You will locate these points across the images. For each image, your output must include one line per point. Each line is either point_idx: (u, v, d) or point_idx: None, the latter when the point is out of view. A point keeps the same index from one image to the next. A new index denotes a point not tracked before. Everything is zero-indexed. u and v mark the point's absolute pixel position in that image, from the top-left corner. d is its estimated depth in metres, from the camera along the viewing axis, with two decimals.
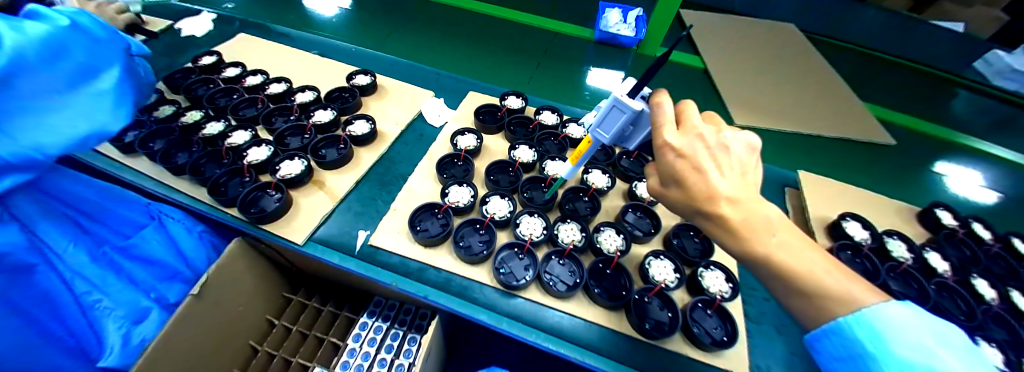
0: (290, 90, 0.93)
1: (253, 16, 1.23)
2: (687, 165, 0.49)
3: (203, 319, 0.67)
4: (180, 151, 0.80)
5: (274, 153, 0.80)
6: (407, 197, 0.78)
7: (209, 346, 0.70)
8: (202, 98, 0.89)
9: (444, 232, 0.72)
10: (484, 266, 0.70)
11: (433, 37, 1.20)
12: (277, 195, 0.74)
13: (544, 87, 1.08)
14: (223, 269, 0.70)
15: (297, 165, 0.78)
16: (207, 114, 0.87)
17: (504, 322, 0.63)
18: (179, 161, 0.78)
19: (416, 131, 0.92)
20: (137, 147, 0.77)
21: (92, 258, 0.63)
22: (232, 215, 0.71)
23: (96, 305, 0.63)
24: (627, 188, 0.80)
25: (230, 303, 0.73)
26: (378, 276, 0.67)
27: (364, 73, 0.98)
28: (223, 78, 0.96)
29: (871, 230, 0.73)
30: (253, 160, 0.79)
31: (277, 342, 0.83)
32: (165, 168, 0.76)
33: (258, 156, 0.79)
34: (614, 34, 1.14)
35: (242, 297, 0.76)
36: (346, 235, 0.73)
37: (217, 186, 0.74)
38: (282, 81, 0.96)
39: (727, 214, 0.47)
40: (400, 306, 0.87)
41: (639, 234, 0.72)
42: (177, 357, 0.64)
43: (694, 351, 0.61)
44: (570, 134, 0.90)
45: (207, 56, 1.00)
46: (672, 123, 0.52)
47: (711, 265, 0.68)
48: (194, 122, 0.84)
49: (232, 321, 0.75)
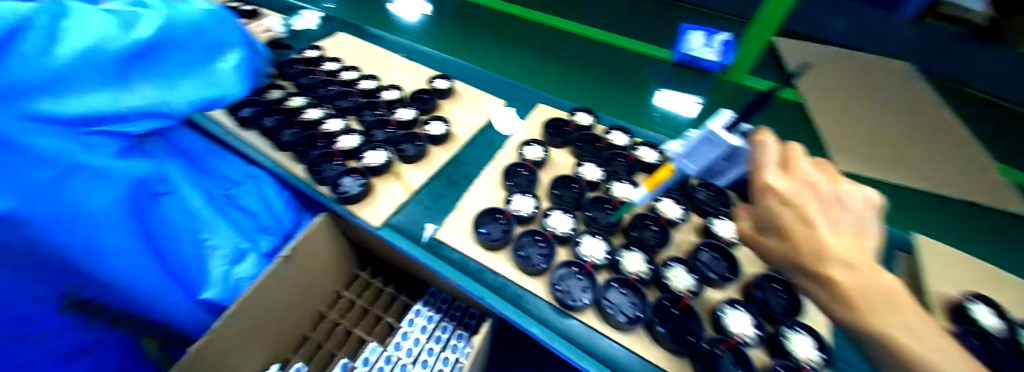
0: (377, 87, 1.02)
1: (349, 16, 1.33)
2: (795, 214, 0.47)
3: (289, 279, 0.76)
4: (286, 130, 0.90)
5: (363, 143, 0.87)
6: (473, 198, 0.81)
7: (286, 306, 0.78)
8: (307, 87, 1.02)
9: (506, 238, 0.73)
10: (542, 278, 0.70)
11: (507, 42, 1.22)
12: (360, 180, 0.81)
13: (614, 105, 1.04)
14: (310, 238, 0.78)
15: (381, 155, 0.85)
16: (310, 102, 1.00)
17: (557, 341, 0.63)
18: (284, 138, 0.88)
19: (487, 137, 0.95)
20: (252, 123, 0.91)
21: (210, 201, 0.82)
22: (322, 193, 0.80)
23: (208, 246, 0.78)
24: (703, 223, 0.75)
25: (311, 271, 0.82)
26: (442, 269, 0.71)
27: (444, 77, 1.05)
28: (323, 70, 1.07)
29: (1006, 318, 0.62)
30: (343, 146, 0.86)
31: (342, 312, 0.91)
32: (273, 144, 0.87)
33: (348, 143, 0.87)
34: (697, 57, 1.03)
35: (321, 265, 0.85)
36: (416, 225, 0.77)
37: (313, 165, 0.83)
38: (373, 79, 1.06)
39: (840, 279, 0.45)
40: (452, 301, 0.91)
41: (714, 277, 0.67)
42: (261, 305, 0.72)
43: None
44: (640, 156, 0.87)
45: (312, 49, 1.13)
46: (776, 168, 0.51)
47: (799, 327, 0.60)
48: (298, 108, 0.96)
49: (310, 288, 0.83)
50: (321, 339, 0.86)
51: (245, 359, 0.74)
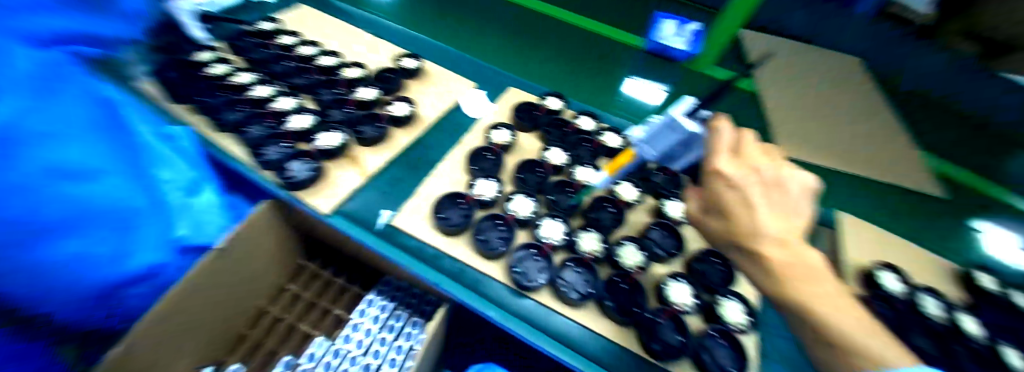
0: (337, 65, 0.98)
1: None
2: (738, 200, 0.46)
3: (224, 272, 0.65)
4: (230, 106, 0.84)
5: (317, 124, 0.84)
6: (434, 182, 0.80)
7: (222, 304, 0.69)
8: (258, 63, 0.96)
9: (466, 223, 0.72)
10: (500, 261, 0.69)
11: (478, 24, 1.20)
12: (311, 163, 0.77)
13: (579, 89, 1.08)
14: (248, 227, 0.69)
15: (335, 137, 0.80)
16: (261, 78, 0.93)
17: (511, 320, 0.63)
18: (226, 117, 0.81)
19: (453, 121, 0.94)
20: (188, 97, 0.83)
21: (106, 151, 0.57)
22: (267, 178, 0.75)
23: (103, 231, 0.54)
24: (657, 204, 0.78)
25: (250, 265, 0.72)
26: (398, 257, 0.68)
27: (412, 57, 1.02)
28: (278, 44, 1.02)
29: (910, 286, 0.69)
30: (294, 127, 0.82)
31: (286, 307, 0.84)
32: (210, 122, 0.81)
33: (301, 123, 0.83)
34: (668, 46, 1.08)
35: (260, 260, 0.75)
36: (370, 211, 0.75)
37: (258, 147, 0.78)
38: (334, 56, 1.01)
39: (773, 256, 0.44)
40: (408, 288, 0.88)
41: (662, 254, 0.71)
42: (198, 301, 0.62)
43: None
44: (605, 142, 0.89)
45: (266, 21, 1.06)
46: (727, 153, 0.50)
47: (733, 295, 0.66)
48: (246, 84, 0.89)
49: (249, 282, 0.75)
50: (262, 336, 0.79)
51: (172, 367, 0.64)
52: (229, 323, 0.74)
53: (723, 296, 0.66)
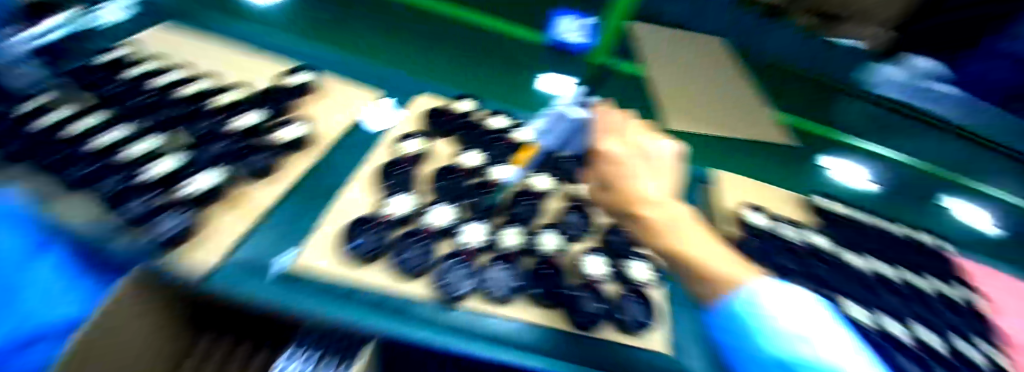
0: (207, 87, 0.86)
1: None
2: (617, 171, 0.50)
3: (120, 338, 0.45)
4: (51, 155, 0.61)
5: (187, 165, 0.66)
6: (342, 212, 0.69)
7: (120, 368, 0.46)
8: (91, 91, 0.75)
9: (377, 247, 0.63)
10: (420, 281, 0.63)
11: (387, 26, 1.19)
12: (182, 215, 0.58)
13: (485, 92, 1.11)
14: (115, 320, 0.42)
15: (210, 179, 0.64)
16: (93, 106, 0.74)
17: (443, 338, 0.58)
18: (49, 165, 0.60)
19: (357, 136, 0.88)
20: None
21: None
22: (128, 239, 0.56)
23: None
24: (568, 189, 0.89)
25: (124, 353, 0.48)
26: (301, 304, 0.56)
27: (306, 70, 0.96)
28: (124, 74, 0.82)
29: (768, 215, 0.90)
30: (131, 158, 0.64)
31: None
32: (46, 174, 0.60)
33: (137, 151, 0.65)
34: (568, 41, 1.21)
35: (133, 343, 0.49)
36: (268, 257, 0.60)
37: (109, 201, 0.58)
38: (202, 80, 0.87)
39: (650, 217, 0.48)
40: (326, 336, 0.70)
41: (573, 232, 0.78)
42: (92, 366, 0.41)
43: (621, 335, 0.66)
44: (517, 138, 0.94)
45: (114, 49, 0.89)
46: (614, 134, 0.54)
47: (638, 256, 0.77)
48: (63, 118, 0.67)
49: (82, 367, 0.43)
50: None
51: None
52: None
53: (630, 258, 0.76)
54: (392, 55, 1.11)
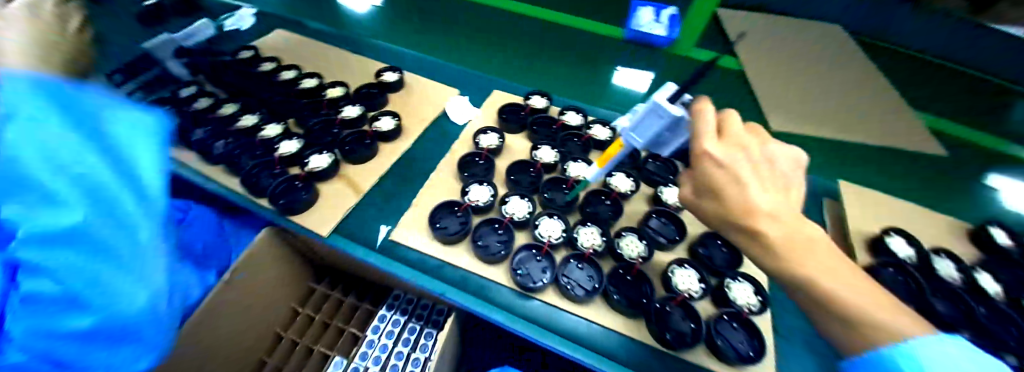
0: (326, 87, 1.12)
1: (301, 14, 1.42)
2: (726, 176, 0.49)
3: (226, 308, 0.83)
4: (216, 140, 0.95)
5: (303, 148, 0.95)
6: (431, 195, 0.89)
7: (235, 320, 0.87)
8: (258, 103, 1.07)
9: (462, 231, 0.80)
10: (502, 266, 0.77)
11: (471, 17, 1.44)
12: (303, 186, 0.87)
13: (576, 92, 1.26)
14: (250, 261, 0.85)
15: (323, 159, 0.91)
16: (239, 107, 1.06)
17: (519, 323, 0.70)
18: (213, 150, 0.93)
19: (441, 129, 1.06)
20: (181, 136, 0.96)
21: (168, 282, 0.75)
22: (263, 205, 0.86)
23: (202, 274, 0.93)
24: (653, 192, 0.89)
25: (254, 295, 0.90)
26: (395, 268, 0.77)
27: (392, 70, 1.16)
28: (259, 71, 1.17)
29: (918, 247, 0.79)
30: (284, 152, 0.94)
31: (299, 332, 1.00)
32: (203, 158, 0.93)
33: (289, 148, 0.94)
34: (647, 33, 1.23)
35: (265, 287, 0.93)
36: (371, 229, 0.84)
37: (250, 177, 0.89)
38: (338, 86, 1.12)
39: (767, 231, 0.48)
40: (416, 300, 1.03)
41: (663, 241, 0.80)
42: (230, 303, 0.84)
43: (660, 347, 0.68)
44: (593, 135, 0.99)
45: (245, 50, 1.23)
46: (712, 134, 0.52)
47: (684, 264, 0.77)
48: (232, 115, 1.02)
49: (264, 303, 0.95)
50: (279, 360, 0.95)
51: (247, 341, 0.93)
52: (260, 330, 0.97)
53: (678, 265, 0.77)
54: (480, 44, 1.38)
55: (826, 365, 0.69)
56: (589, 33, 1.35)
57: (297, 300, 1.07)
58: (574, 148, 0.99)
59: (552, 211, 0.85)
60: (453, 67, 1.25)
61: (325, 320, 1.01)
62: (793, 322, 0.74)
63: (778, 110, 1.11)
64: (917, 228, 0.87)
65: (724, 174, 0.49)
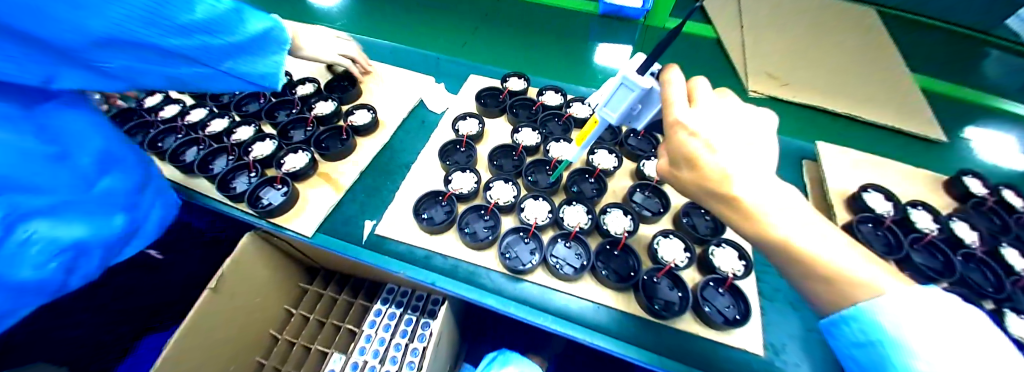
0: (295, 82, 1.07)
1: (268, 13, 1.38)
2: (699, 144, 0.49)
3: (215, 314, 0.81)
4: (189, 147, 0.93)
5: (279, 148, 0.91)
6: (415, 186, 0.87)
7: (229, 325, 0.85)
8: (231, 104, 1.02)
9: (449, 219, 0.79)
10: (491, 250, 0.77)
11: (442, 2, 1.41)
12: (282, 188, 0.84)
13: (551, 68, 1.23)
14: (237, 260, 0.83)
15: (302, 158, 0.88)
16: (212, 110, 1.01)
17: (512, 306, 0.70)
18: (187, 157, 0.91)
19: (419, 119, 1.03)
20: (146, 145, 0.92)
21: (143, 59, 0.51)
22: (242, 209, 0.82)
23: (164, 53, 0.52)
24: (636, 167, 0.89)
25: (247, 297, 0.88)
26: (387, 263, 0.75)
27: None
28: None
29: (893, 202, 0.81)
30: (258, 154, 0.90)
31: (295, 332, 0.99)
32: (174, 165, 0.89)
33: (263, 150, 0.91)
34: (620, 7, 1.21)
35: (257, 289, 0.91)
36: (354, 226, 0.82)
37: (226, 181, 0.85)
38: (308, 83, 1.07)
39: (742, 198, 0.48)
40: (412, 293, 1.02)
41: (647, 214, 0.81)
42: (220, 306, 0.82)
43: (652, 317, 0.69)
44: (572, 114, 1.00)
45: None
46: (681, 101, 0.52)
47: (670, 234, 0.78)
48: (200, 121, 0.97)
49: (259, 305, 0.93)
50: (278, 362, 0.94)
51: (249, 341, 0.92)
52: (255, 334, 0.94)
53: (663, 235, 0.77)
54: (453, 28, 1.34)
55: (808, 322, 0.72)
56: (556, 7, 1.35)
57: (291, 300, 1.05)
58: (554, 129, 0.99)
59: (540, 195, 0.83)
60: (424, 52, 1.22)
61: (319, 318, 0.99)
62: (776, 283, 0.76)
63: (754, 79, 1.13)
64: (895, 182, 0.89)
65: (700, 141, 0.49)
